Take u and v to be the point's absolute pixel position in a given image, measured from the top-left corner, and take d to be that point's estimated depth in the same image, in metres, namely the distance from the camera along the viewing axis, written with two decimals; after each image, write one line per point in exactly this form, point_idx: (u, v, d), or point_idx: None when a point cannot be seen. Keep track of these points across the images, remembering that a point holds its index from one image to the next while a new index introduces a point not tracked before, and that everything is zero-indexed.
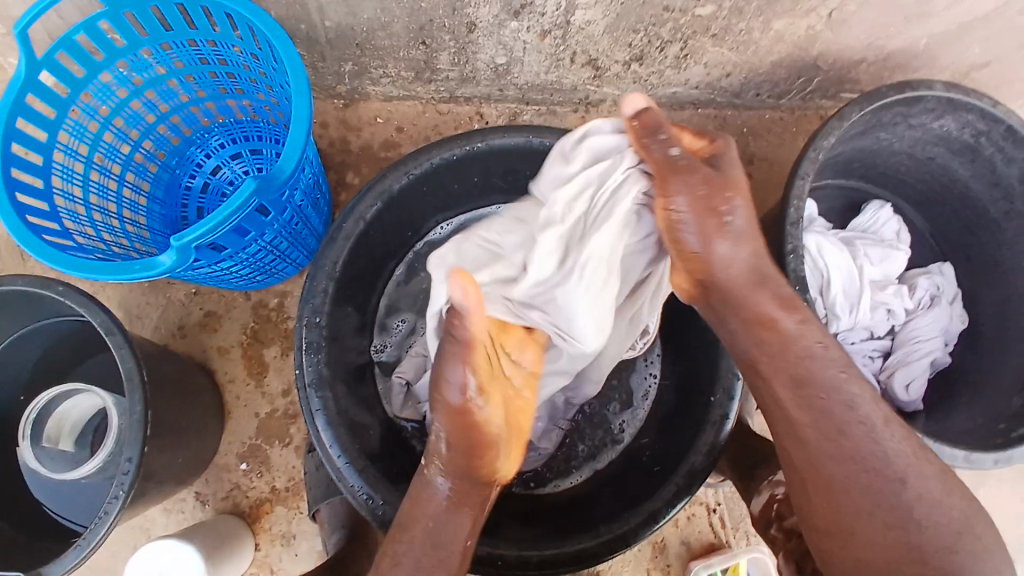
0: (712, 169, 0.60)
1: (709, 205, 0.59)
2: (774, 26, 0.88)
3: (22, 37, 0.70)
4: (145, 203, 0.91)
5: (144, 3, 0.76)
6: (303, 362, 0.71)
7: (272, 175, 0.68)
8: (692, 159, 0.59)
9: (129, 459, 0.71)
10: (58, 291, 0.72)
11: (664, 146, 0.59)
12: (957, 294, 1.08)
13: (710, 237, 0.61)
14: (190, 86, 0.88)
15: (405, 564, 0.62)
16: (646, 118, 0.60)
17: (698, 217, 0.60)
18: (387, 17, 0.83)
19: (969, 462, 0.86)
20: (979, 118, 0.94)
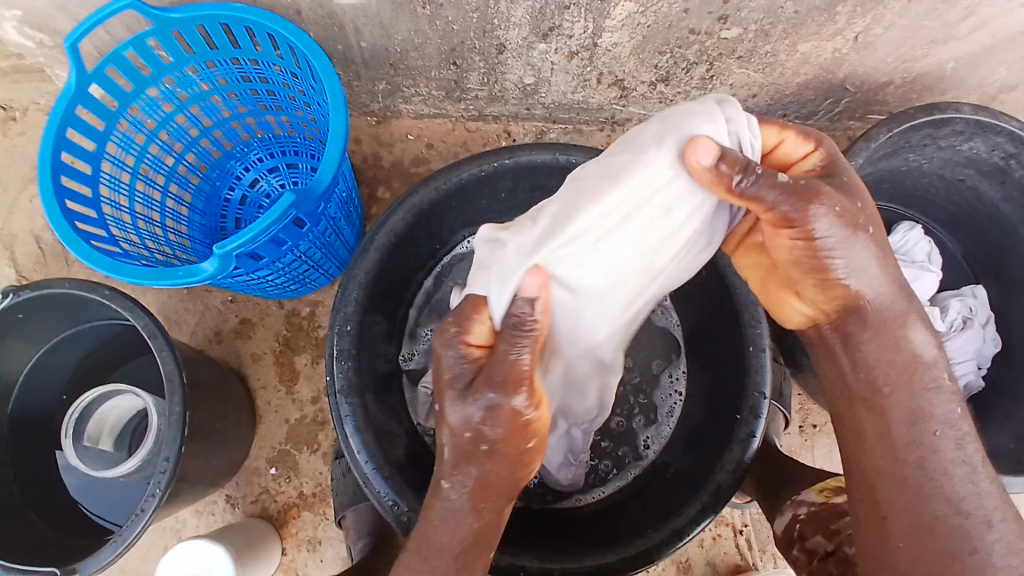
0: (830, 186, 0.57)
1: (846, 228, 0.57)
2: (799, 49, 0.89)
3: (73, 50, 0.74)
4: (186, 213, 0.95)
5: (191, 24, 0.80)
6: (336, 371, 0.73)
7: (310, 188, 0.71)
8: (808, 185, 0.55)
9: (166, 459, 0.74)
10: (104, 295, 0.76)
11: (768, 184, 0.54)
12: (990, 317, 1.06)
13: (849, 255, 0.58)
14: (232, 101, 0.92)
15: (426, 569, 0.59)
16: (726, 163, 0.55)
17: (836, 242, 0.57)
18: (421, 39, 0.86)
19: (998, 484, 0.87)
20: (1008, 141, 0.94)
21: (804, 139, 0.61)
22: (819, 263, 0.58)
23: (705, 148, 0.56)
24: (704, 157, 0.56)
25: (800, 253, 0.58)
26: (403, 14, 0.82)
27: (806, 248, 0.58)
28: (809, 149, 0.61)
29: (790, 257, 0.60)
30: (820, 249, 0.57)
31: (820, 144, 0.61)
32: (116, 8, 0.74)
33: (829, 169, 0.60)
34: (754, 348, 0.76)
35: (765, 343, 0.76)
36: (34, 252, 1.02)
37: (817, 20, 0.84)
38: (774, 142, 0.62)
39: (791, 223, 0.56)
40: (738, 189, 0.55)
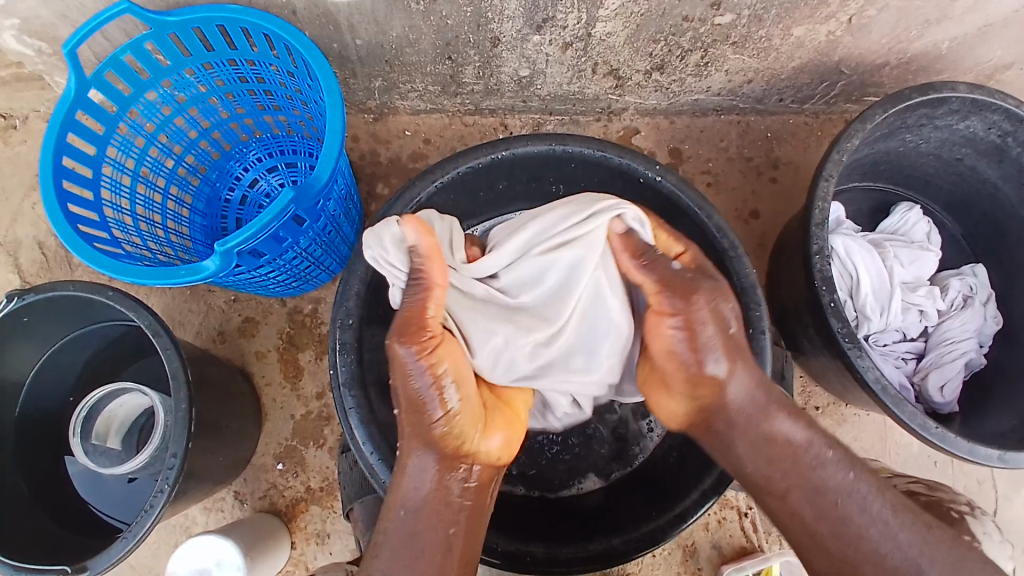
0: (703, 281, 0.66)
1: (722, 338, 0.65)
2: (793, 33, 0.89)
3: (72, 56, 0.75)
4: (188, 215, 0.96)
5: (187, 27, 0.80)
6: (339, 363, 0.74)
7: (309, 184, 0.71)
8: (686, 282, 0.65)
9: (173, 455, 0.75)
10: (109, 295, 0.77)
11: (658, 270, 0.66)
12: (991, 295, 1.06)
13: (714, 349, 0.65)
14: (230, 103, 0.93)
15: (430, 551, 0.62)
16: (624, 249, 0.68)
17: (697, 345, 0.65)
18: (415, 35, 0.87)
19: (1003, 462, 0.82)
20: (1007, 120, 0.93)
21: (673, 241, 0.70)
22: (697, 367, 0.66)
23: (618, 227, 0.68)
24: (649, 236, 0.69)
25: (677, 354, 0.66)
26: (397, 11, 0.82)
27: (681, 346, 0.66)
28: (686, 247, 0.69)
29: (672, 357, 0.67)
30: (694, 345, 0.65)
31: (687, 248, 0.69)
32: (113, 13, 0.74)
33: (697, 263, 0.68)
34: (754, 331, 0.76)
35: (764, 325, 0.76)
36: (39, 258, 1.03)
37: (810, 4, 0.84)
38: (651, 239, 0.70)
39: (671, 311, 0.65)
40: (637, 267, 0.67)
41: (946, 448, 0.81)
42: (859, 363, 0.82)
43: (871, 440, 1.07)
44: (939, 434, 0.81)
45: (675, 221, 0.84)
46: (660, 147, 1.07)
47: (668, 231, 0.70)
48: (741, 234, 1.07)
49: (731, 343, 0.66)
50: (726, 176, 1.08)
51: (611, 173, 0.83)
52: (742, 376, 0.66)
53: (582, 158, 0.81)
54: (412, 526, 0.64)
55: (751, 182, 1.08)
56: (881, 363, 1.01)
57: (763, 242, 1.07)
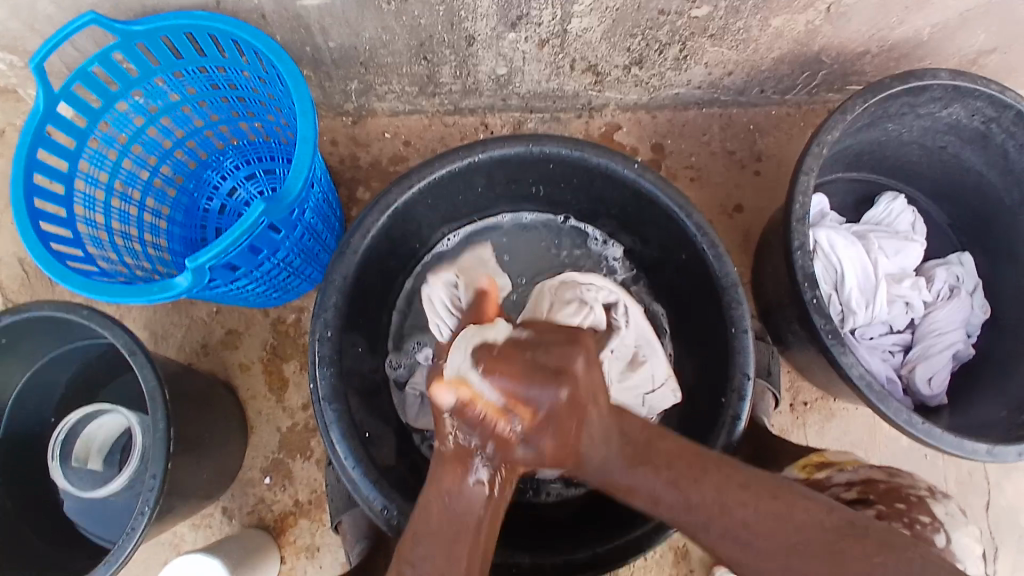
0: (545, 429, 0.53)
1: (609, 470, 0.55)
2: (771, 23, 0.88)
3: (40, 70, 0.74)
4: (166, 227, 0.94)
5: (155, 36, 0.79)
6: (318, 377, 0.73)
7: (280, 196, 0.70)
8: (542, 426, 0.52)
9: (153, 476, 0.74)
10: (83, 315, 0.76)
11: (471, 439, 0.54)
12: (978, 285, 1.06)
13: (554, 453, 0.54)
14: (203, 110, 0.92)
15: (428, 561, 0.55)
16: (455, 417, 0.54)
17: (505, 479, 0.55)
18: (389, 36, 0.86)
19: (992, 456, 0.82)
20: (989, 106, 0.93)
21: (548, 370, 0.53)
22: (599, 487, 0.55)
23: (442, 398, 0.53)
24: (490, 396, 0.52)
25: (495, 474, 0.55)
26: (369, 11, 0.81)
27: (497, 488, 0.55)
28: (537, 402, 0.52)
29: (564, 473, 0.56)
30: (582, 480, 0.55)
31: (542, 400, 0.52)
32: (79, 25, 0.73)
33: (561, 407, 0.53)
34: (735, 329, 0.75)
35: (746, 324, 0.75)
36: (19, 275, 1.02)
37: None
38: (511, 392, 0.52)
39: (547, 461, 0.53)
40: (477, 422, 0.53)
41: (932, 442, 0.80)
42: (842, 359, 0.81)
43: (862, 437, 1.06)
44: (925, 429, 0.80)
45: (657, 220, 0.83)
46: (643, 143, 1.06)
47: (528, 372, 0.52)
48: (726, 229, 1.06)
49: (572, 447, 0.54)
50: (710, 171, 1.07)
51: (590, 173, 0.82)
52: (602, 445, 0.55)
53: (559, 158, 0.80)
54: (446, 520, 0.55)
55: (734, 176, 1.07)
56: (869, 358, 1.00)
57: (748, 236, 1.06)
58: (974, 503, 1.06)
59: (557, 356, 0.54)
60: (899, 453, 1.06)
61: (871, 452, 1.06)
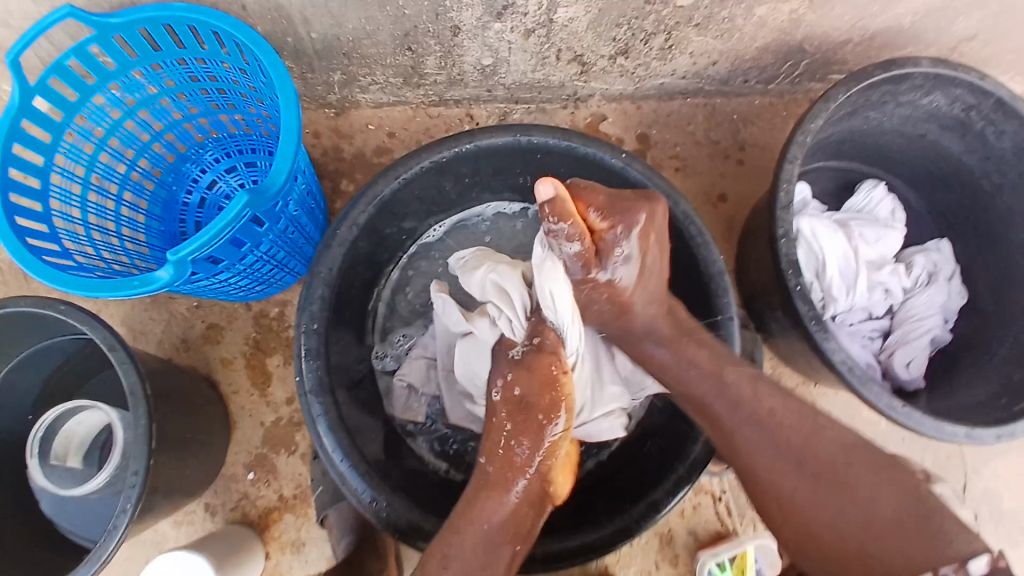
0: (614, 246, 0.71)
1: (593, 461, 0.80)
2: (756, 12, 0.89)
3: (16, 65, 0.71)
4: (143, 221, 0.92)
5: (133, 28, 0.77)
6: (304, 370, 0.72)
7: (263, 187, 0.69)
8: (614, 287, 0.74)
9: (135, 473, 0.72)
10: (61, 310, 0.74)
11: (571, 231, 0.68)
12: (955, 271, 1.07)
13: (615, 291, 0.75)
14: (182, 103, 0.90)
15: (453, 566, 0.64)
16: (552, 204, 0.66)
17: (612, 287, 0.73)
18: (372, 26, 0.85)
19: (970, 438, 0.83)
20: (970, 94, 0.94)
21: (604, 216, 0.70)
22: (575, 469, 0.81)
23: (544, 191, 0.65)
24: (550, 196, 0.65)
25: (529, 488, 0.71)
26: (353, 1, 0.80)
27: (523, 543, 0.68)
28: (608, 223, 0.70)
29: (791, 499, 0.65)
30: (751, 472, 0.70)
31: (613, 223, 0.70)
32: (55, 19, 0.71)
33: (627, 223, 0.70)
34: (723, 316, 0.76)
35: (732, 310, 0.76)
36: None
37: None
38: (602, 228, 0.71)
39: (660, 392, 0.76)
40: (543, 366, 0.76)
41: (910, 427, 0.82)
42: (825, 345, 0.82)
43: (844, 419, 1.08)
44: (905, 412, 0.81)
45: None
46: (627, 132, 1.07)
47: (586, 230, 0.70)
48: (709, 217, 1.07)
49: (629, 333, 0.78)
50: (691, 157, 1.07)
51: (577, 162, 0.82)
52: (650, 284, 0.75)
53: (547, 147, 0.80)
54: (491, 539, 0.67)
55: (717, 165, 1.08)
56: (850, 343, 1.01)
57: (731, 224, 1.07)
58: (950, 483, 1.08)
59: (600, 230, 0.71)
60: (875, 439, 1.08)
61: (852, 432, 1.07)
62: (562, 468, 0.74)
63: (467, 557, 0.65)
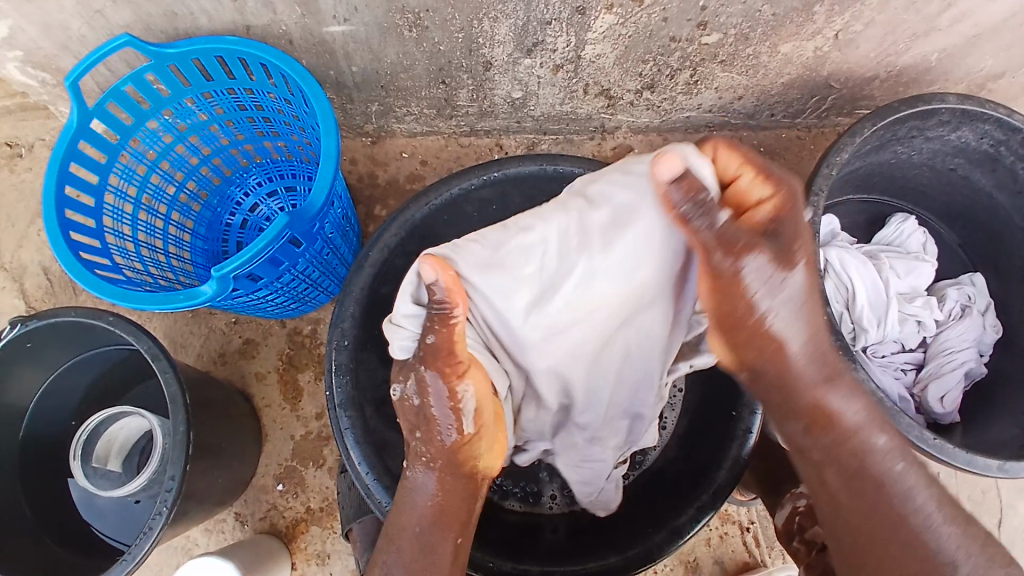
0: (762, 242, 0.54)
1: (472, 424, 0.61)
2: (780, 50, 0.91)
3: (74, 88, 0.77)
4: (188, 239, 0.98)
5: (187, 58, 0.82)
6: (334, 385, 0.75)
7: (303, 209, 0.73)
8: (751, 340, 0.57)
9: (172, 477, 0.76)
10: (109, 320, 0.78)
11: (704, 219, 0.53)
12: (990, 304, 1.06)
13: (739, 334, 0.57)
14: (230, 129, 0.95)
15: (396, 565, 0.64)
16: (683, 184, 0.54)
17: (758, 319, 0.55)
18: (409, 61, 0.89)
19: (1003, 472, 0.82)
20: (998, 129, 0.94)
21: (761, 181, 0.56)
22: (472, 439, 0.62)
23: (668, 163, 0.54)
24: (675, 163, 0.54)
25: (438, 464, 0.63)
26: (390, 37, 0.84)
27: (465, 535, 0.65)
28: (766, 199, 0.55)
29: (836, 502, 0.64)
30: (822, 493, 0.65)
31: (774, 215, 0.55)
32: (114, 47, 0.77)
33: (776, 225, 0.55)
34: None
35: None
36: (44, 283, 1.05)
37: (796, 22, 0.85)
38: (754, 200, 0.56)
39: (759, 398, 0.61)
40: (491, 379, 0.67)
41: (944, 460, 0.81)
42: None
43: None
44: (935, 445, 0.80)
45: None
46: None
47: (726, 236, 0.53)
48: None
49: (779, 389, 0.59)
50: None
51: None
52: (794, 335, 0.57)
53: (573, 178, 0.83)
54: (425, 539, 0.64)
55: None
56: (881, 376, 1.01)
57: None
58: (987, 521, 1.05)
59: (710, 244, 0.54)
60: None
61: None
62: (491, 448, 0.65)
63: (407, 560, 0.64)
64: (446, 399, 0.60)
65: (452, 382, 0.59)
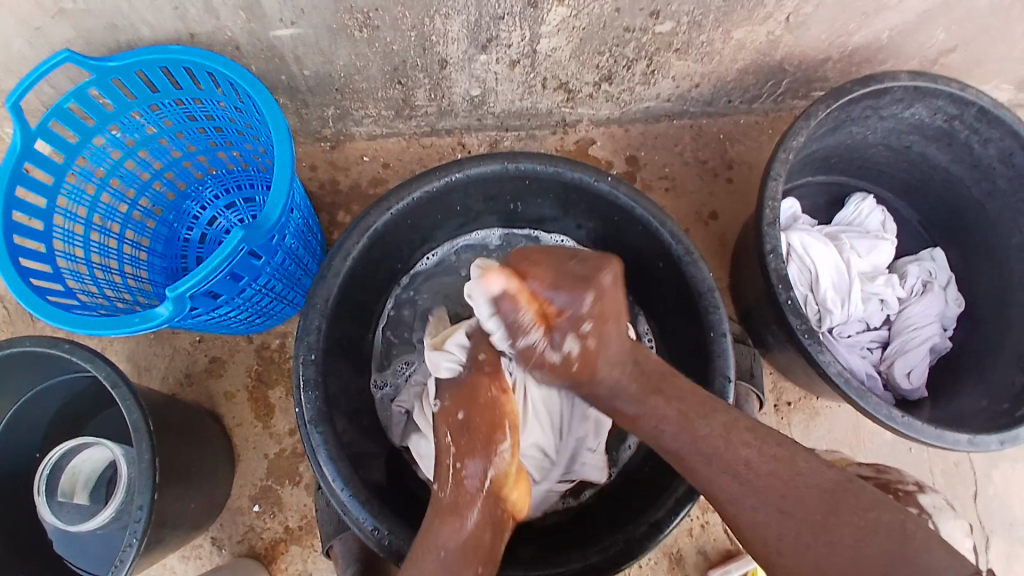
0: (573, 295, 0.63)
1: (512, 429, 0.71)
2: (734, 35, 0.91)
3: (17, 108, 0.74)
4: (145, 258, 0.95)
5: (130, 71, 0.80)
6: (304, 401, 0.73)
7: (259, 222, 0.71)
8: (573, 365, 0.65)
9: (140, 506, 0.73)
10: (65, 349, 0.76)
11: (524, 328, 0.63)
12: (950, 278, 1.08)
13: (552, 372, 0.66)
14: (181, 142, 0.93)
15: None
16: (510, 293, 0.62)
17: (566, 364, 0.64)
18: (362, 62, 0.88)
19: (974, 445, 0.83)
20: (952, 105, 0.96)
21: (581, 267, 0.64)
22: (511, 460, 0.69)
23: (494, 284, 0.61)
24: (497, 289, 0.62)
25: (481, 488, 0.66)
26: (341, 39, 0.83)
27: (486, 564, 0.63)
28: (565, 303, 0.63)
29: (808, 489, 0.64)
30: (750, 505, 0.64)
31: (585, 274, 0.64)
32: (54, 63, 0.74)
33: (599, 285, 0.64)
34: (713, 334, 0.77)
35: (724, 328, 0.77)
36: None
37: (747, 6, 0.86)
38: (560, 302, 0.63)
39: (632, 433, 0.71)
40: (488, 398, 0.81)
41: (914, 436, 0.82)
42: (821, 358, 0.83)
43: (846, 438, 1.08)
44: (906, 422, 0.82)
45: (630, 229, 0.84)
46: (617, 156, 1.09)
47: (556, 276, 0.63)
48: (702, 236, 1.08)
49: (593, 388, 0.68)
50: (684, 182, 1.09)
51: (565, 186, 0.83)
52: (611, 344, 0.65)
53: (534, 174, 0.82)
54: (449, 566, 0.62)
55: (708, 185, 1.10)
56: (848, 356, 1.02)
57: (724, 242, 1.09)
58: (961, 492, 1.07)
59: (568, 292, 0.62)
60: (886, 449, 1.07)
61: (858, 450, 1.07)
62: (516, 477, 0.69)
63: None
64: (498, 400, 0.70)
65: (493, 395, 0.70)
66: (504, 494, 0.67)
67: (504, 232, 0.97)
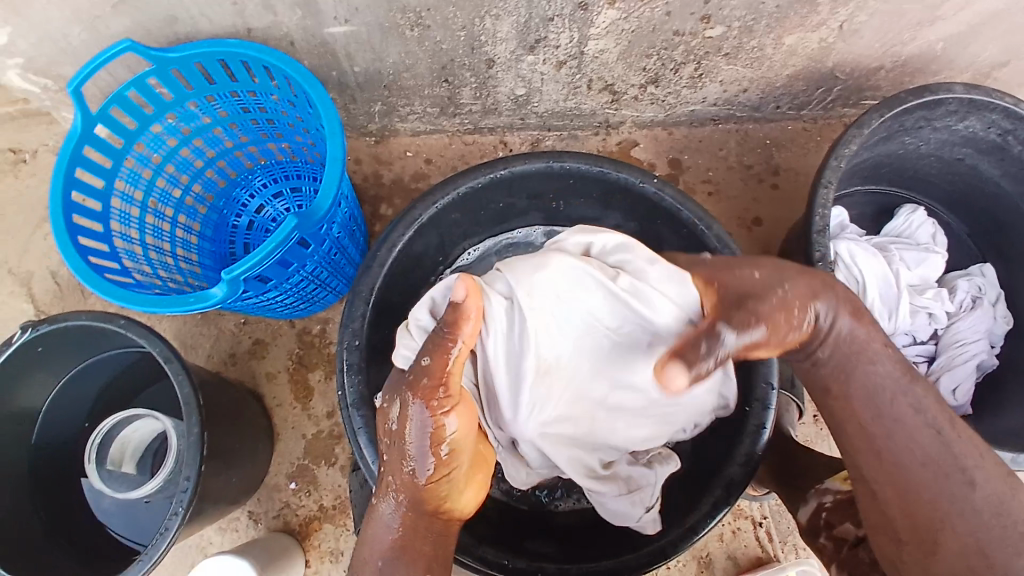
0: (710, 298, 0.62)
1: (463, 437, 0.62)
2: (785, 42, 0.90)
3: (78, 94, 0.78)
4: (196, 242, 0.99)
5: (189, 62, 0.83)
6: (346, 385, 0.75)
7: (310, 211, 0.73)
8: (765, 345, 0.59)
9: (187, 478, 0.77)
10: (121, 324, 0.79)
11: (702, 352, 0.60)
12: (1000, 294, 1.05)
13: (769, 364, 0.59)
14: (233, 132, 0.96)
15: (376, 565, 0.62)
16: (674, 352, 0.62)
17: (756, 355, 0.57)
18: (411, 60, 0.89)
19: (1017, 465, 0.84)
20: (1005, 119, 0.93)
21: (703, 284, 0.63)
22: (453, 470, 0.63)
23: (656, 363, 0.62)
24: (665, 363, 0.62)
25: (411, 501, 0.62)
26: (392, 37, 0.84)
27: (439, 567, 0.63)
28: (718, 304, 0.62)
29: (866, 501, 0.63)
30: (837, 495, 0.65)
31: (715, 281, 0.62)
32: (115, 52, 0.77)
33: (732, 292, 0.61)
34: None
35: None
36: (53, 287, 1.06)
37: (800, 13, 0.85)
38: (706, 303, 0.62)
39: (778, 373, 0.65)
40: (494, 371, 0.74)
41: None
42: None
43: None
44: None
45: (672, 232, 0.84)
46: (659, 158, 1.08)
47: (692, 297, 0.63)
48: (743, 241, 1.07)
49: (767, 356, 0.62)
50: (726, 186, 1.08)
51: (608, 187, 0.83)
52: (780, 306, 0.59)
53: (578, 174, 0.82)
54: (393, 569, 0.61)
55: (751, 189, 1.08)
56: None
57: (765, 248, 1.07)
58: None
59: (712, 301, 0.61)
60: None
61: None
62: (461, 485, 0.65)
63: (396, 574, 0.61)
64: (429, 430, 0.60)
65: (437, 414, 0.59)
66: (447, 508, 0.65)
67: (546, 229, 0.97)
